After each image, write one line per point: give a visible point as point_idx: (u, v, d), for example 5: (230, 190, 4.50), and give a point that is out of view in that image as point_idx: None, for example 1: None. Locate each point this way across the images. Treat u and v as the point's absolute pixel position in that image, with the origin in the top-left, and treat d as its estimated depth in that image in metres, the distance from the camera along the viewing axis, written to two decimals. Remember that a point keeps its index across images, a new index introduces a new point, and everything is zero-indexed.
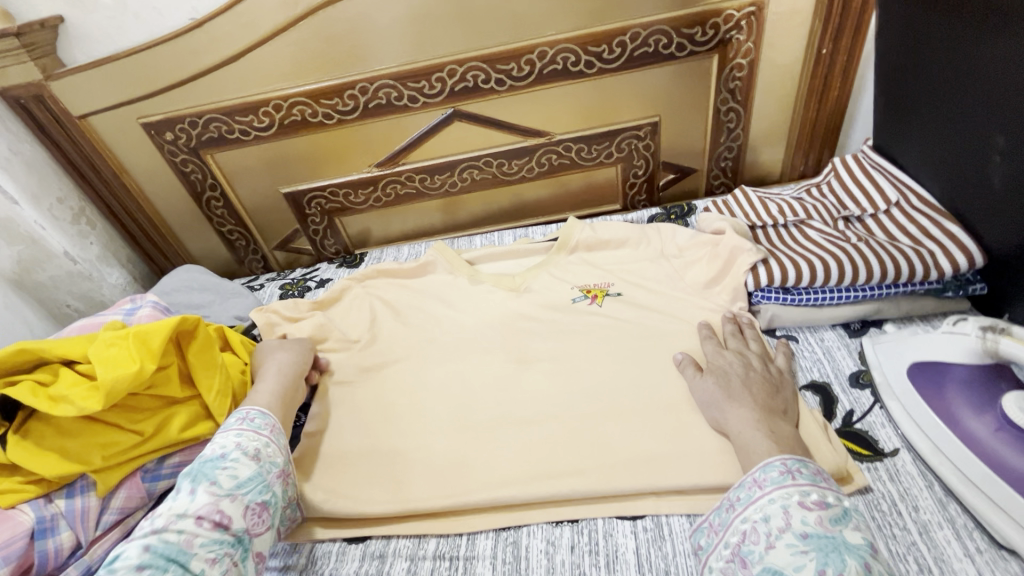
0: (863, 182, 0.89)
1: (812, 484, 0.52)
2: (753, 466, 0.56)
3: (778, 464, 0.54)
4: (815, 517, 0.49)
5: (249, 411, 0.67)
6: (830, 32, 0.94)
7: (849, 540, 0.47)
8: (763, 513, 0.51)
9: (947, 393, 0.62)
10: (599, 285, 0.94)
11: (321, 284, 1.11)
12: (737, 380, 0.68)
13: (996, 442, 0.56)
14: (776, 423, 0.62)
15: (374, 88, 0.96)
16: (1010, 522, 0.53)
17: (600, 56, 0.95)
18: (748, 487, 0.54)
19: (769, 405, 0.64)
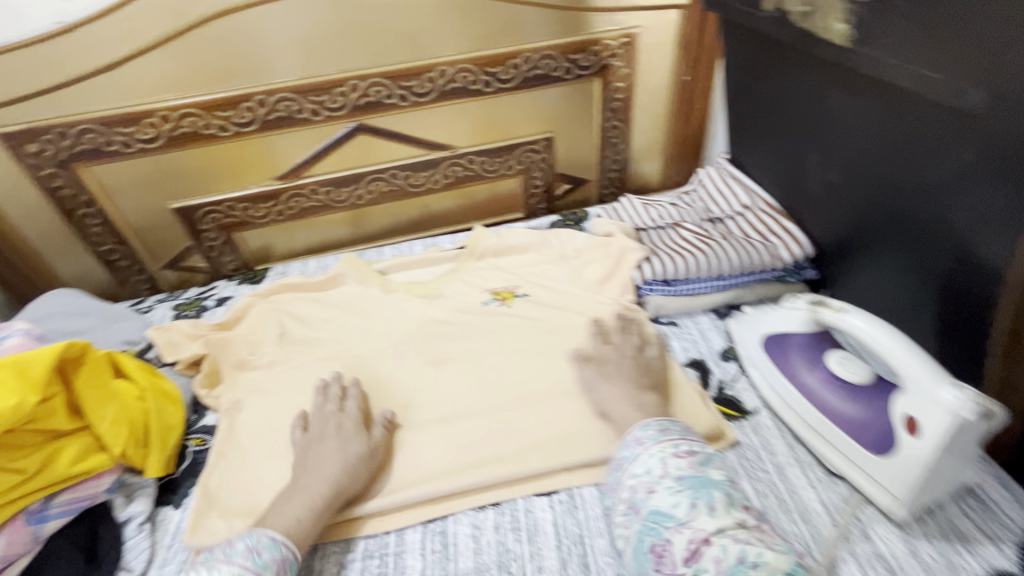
0: (722, 188, 1.05)
1: (681, 437, 0.62)
2: (630, 429, 0.65)
3: (654, 425, 0.64)
4: (686, 463, 0.58)
5: (263, 537, 0.59)
6: (689, 62, 1.10)
7: (712, 477, 0.57)
8: (645, 467, 0.59)
9: (790, 357, 0.75)
10: (507, 288, 1.01)
11: (221, 303, 1.05)
12: (613, 364, 0.76)
13: (825, 393, 0.70)
14: (644, 395, 0.70)
15: (273, 101, 0.95)
16: (839, 455, 0.67)
17: (497, 76, 1.02)
18: (630, 446, 0.62)
19: (640, 380, 0.73)
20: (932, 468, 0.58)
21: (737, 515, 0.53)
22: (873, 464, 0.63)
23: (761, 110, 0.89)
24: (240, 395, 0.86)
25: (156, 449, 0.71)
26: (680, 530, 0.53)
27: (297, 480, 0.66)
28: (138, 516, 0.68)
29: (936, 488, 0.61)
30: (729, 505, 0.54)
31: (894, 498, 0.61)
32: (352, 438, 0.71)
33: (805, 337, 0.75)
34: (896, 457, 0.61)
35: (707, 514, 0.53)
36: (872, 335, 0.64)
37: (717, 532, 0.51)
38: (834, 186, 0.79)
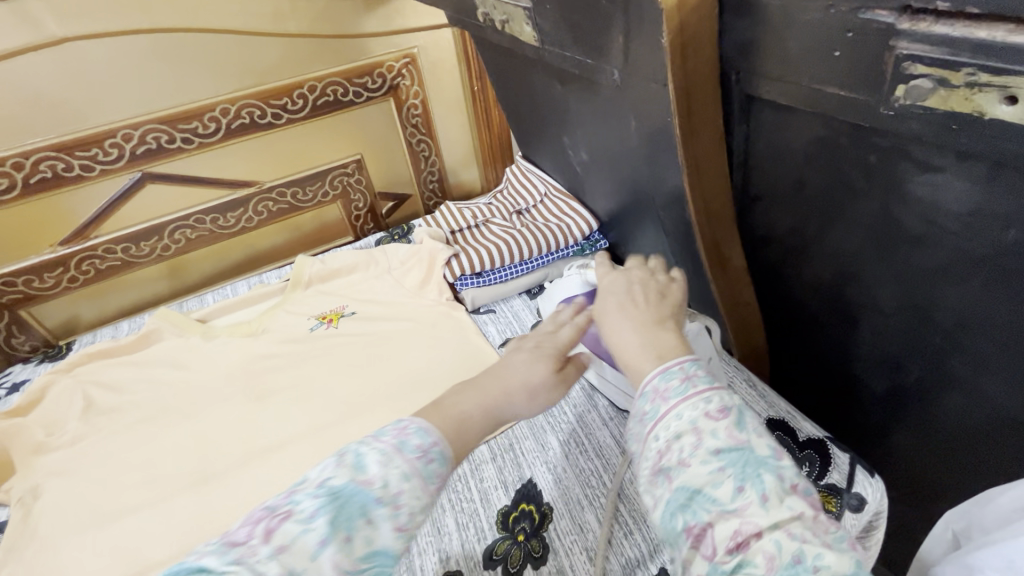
0: (523, 184, 1.16)
1: (712, 387, 0.43)
2: (648, 374, 0.45)
3: (677, 371, 0.44)
4: (723, 426, 0.40)
5: (411, 422, 0.44)
6: (474, 73, 1.19)
7: (760, 453, 0.39)
8: (671, 429, 0.41)
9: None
10: (334, 309, 1.03)
11: (14, 389, 0.96)
12: (610, 297, 0.54)
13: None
14: (661, 334, 0.49)
15: (32, 162, 0.89)
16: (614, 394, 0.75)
17: (285, 108, 1.04)
18: (651, 399, 0.43)
19: (661, 313, 0.51)
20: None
21: (795, 505, 0.36)
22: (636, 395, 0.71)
23: (522, 109, 0.99)
24: (37, 481, 0.78)
25: None
26: (722, 515, 0.36)
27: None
28: None
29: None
30: (788, 494, 0.37)
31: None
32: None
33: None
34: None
35: (760, 506, 0.36)
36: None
37: (771, 526, 0.35)
38: (589, 165, 0.90)
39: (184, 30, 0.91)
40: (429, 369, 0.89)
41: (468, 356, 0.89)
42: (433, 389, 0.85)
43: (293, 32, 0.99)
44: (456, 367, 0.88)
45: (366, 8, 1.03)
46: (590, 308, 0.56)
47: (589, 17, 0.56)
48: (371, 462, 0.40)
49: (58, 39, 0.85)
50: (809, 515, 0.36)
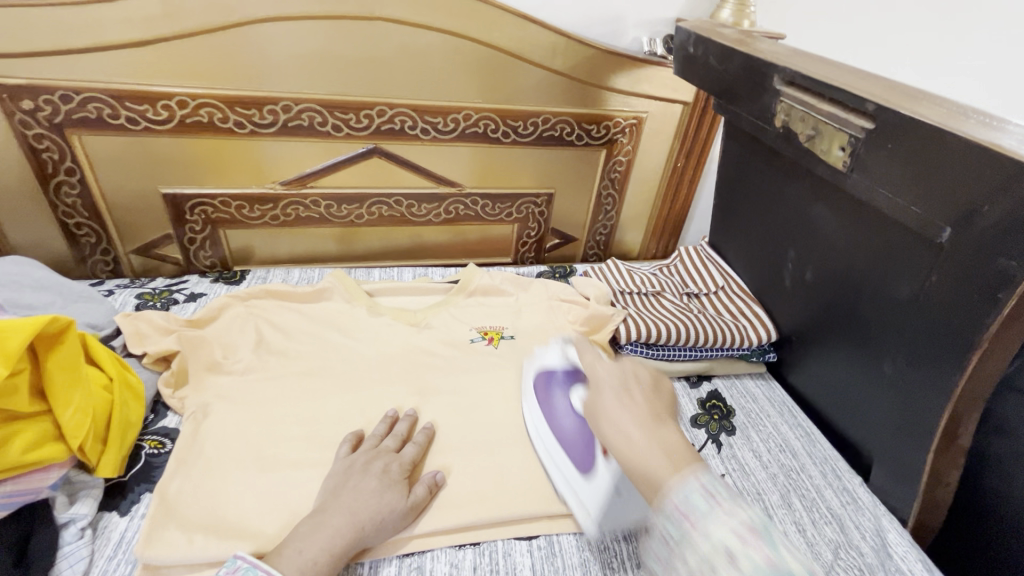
0: (699, 268, 1.15)
1: (734, 502, 0.46)
2: (667, 492, 0.48)
3: (698, 488, 0.47)
4: (757, 549, 0.42)
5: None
6: (684, 151, 1.21)
7: (788, 566, 0.42)
8: (702, 556, 0.44)
9: (552, 387, 0.78)
10: (495, 328, 1.02)
11: (192, 299, 1.00)
12: (612, 386, 0.59)
13: (565, 422, 0.75)
14: (661, 431, 0.53)
15: (298, 109, 0.96)
16: (562, 481, 0.74)
17: (516, 130, 1.09)
18: (676, 520, 0.46)
19: (657, 410, 0.56)
20: (618, 489, 0.67)
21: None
22: (582, 487, 0.70)
23: (749, 205, 1.00)
24: (208, 399, 0.80)
25: (115, 447, 0.66)
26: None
27: (323, 517, 0.62)
28: (80, 519, 0.61)
29: (623, 517, 0.69)
30: None
31: (590, 518, 0.69)
32: (395, 488, 0.67)
33: (567, 372, 0.78)
34: (593, 475, 0.69)
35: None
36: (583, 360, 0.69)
37: None
38: (807, 284, 0.90)
39: (470, 38, 0.97)
40: None
41: None
42: None
43: (555, 67, 1.04)
44: None
45: (623, 66, 1.07)
46: (590, 396, 0.60)
47: (945, 176, 0.56)
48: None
49: (371, 16, 0.91)
50: None
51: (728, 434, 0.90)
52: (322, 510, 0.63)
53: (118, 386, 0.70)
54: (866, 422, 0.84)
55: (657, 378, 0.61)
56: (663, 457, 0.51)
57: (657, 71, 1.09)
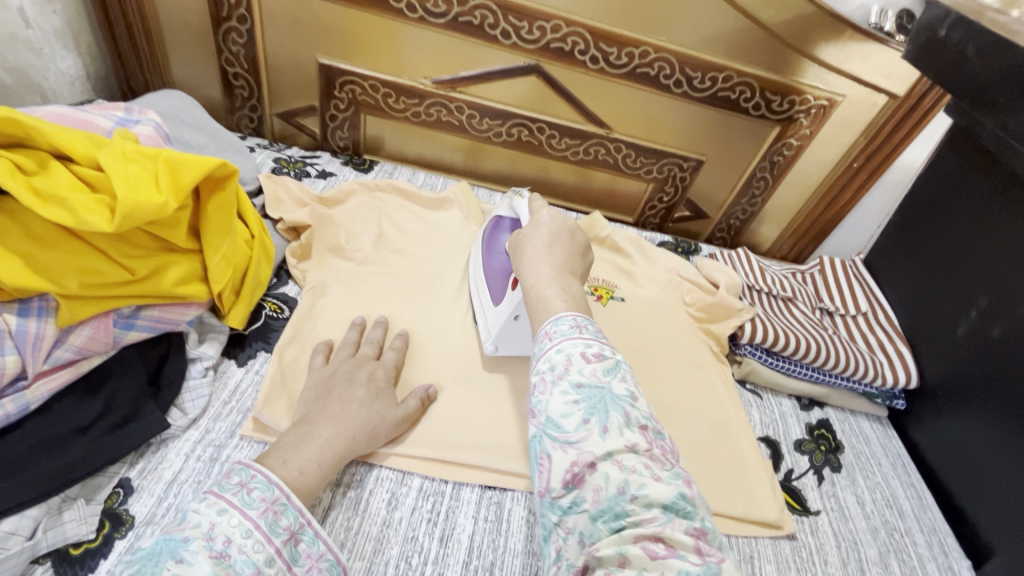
0: (844, 285, 1.03)
1: (596, 338, 0.47)
2: (544, 319, 0.49)
3: (569, 318, 0.48)
4: (590, 368, 0.44)
5: (255, 474, 0.49)
6: (867, 151, 1.05)
7: (615, 392, 0.43)
8: (547, 363, 0.45)
9: (497, 234, 0.80)
10: (606, 285, 0.95)
11: (322, 176, 1.00)
12: (545, 231, 0.60)
13: (497, 258, 0.78)
14: (567, 279, 0.54)
15: (474, 5, 0.89)
16: (478, 305, 0.81)
17: (691, 81, 0.97)
18: (540, 339, 0.48)
19: (570, 263, 0.57)
20: (514, 316, 0.70)
21: (631, 437, 0.41)
22: (488, 310, 0.76)
23: (950, 232, 0.88)
24: (327, 280, 0.80)
25: (244, 302, 0.68)
26: (562, 446, 0.41)
27: (308, 427, 0.57)
28: (205, 359, 0.64)
29: (519, 342, 0.74)
30: (626, 427, 0.41)
31: (489, 335, 0.75)
32: (384, 398, 0.64)
33: (510, 222, 0.79)
34: (500, 305, 0.74)
35: (597, 435, 0.40)
36: (526, 215, 0.69)
37: (603, 454, 0.39)
38: (988, 340, 0.78)
39: None
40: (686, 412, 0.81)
41: (724, 424, 0.81)
42: (686, 447, 0.77)
43: (761, 18, 0.90)
44: (707, 425, 0.80)
45: (839, 35, 0.91)
46: (524, 232, 0.61)
47: None
48: (204, 556, 0.42)
49: None
50: (641, 448, 0.40)
51: (833, 470, 0.82)
52: (305, 420, 0.57)
53: (257, 245, 0.71)
54: (1003, 514, 0.73)
55: (588, 243, 0.61)
56: (558, 292, 0.51)
57: (877, 51, 0.93)
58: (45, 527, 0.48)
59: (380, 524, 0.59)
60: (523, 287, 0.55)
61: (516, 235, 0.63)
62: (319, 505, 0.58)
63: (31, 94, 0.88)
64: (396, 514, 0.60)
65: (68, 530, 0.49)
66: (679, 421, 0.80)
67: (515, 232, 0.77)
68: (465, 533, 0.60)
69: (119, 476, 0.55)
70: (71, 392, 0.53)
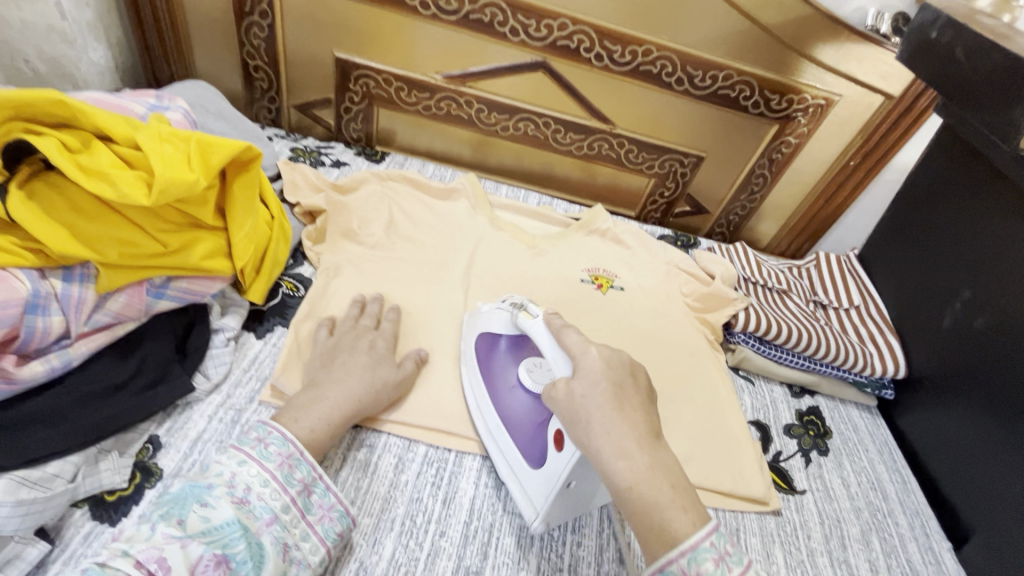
0: (837, 279, 1.06)
1: (733, 562, 0.44)
2: (668, 546, 0.44)
3: (708, 546, 0.44)
4: None
5: (272, 431, 0.54)
6: (863, 150, 1.08)
7: None
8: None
9: (493, 359, 0.72)
10: (607, 275, 1.00)
11: (336, 165, 1.04)
12: (607, 386, 0.51)
13: (508, 399, 0.68)
14: (658, 451, 0.49)
15: (484, 3, 0.93)
16: (504, 466, 0.66)
17: (692, 79, 1.01)
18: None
19: (655, 424, 0.51)
20: (566, 484, 0.56)
21: None
22: (527, 478, 0.62)
23: (939, 229, 0.91)
24: (340, 262, 0.84)
25: (264, 279, 0.72)
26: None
27: (318, 391, 0.61)
28: (227, 330, 0.69)
29: (571, 506, 0.60)
30: None
31: (533, 507, 0.61)
32: (385, 363, 0.68)
33: (510, 340, 0.71)
34: (543, 469, 0.60)
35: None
36: (546, 345, 0.61)
37: None
38: (972, 332, 0.81)
39: None
40: (680, 396, 0.85)
41: (716, 408, 0.85)
42: (678, 427, 0.81)
43: (760, 18, 0.93)
44: (700, 408, 0.84)
45: (836, 36, 0.95)
46: (577, 388, 0.52)
47: None
48: (226, 502, 0.48)
49: None
50: None
51: (820, 453, 0.85)
52: (315, 385, 0.62)
53: (276, 226, 0.76)
54: (980, 495, 0.77)
55: (644, 379, 0.56)
56: (668, 488, 0.47)
57: (873, 51, 0.96)
58: (84, 473, 0.53)
59: (387, 485, 0.63)
60: (615, 494, 0.48)
61: (562, 388, 0.54)
62: (330, 465, 0.63)
63: (64, 83, 0.93)
64: (402, 477, 0.64)
65: (104, 478, 0.54)
66: (671, 402, 0.84)
67: (527, 349, 0.70)
68: (466, 497, 0.64)
69: (149, 432, 0.59)
70: (107, 353, 0.58)
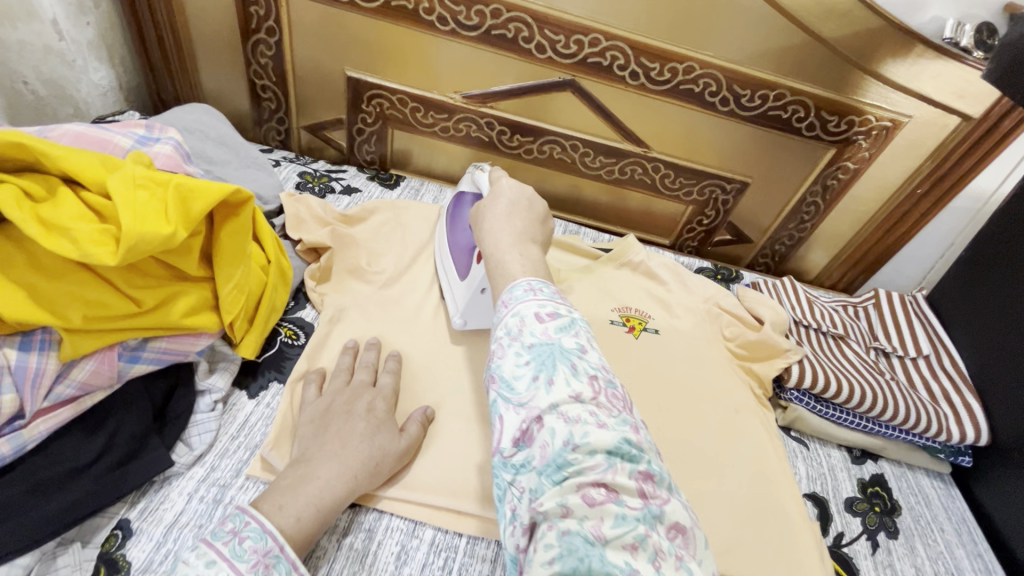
0: (902, 323, 0.94)
1: (551, 299, 0.45)
2: (503, 289, 0.48)
3: (523, 284, 0.46)
4: (542, 327, 0.42)
5: (251, 520, 0.45)
6: (934, 176, 0.95)
7: (564, 346, 0.41)
8: (504, 328, 0.44)
9: (459, 209, 0.83)
10: (639, 315, 0.89)
11: (347, 191, 0.97)
12: (504, 201, 0.58)
13: (460, 234, 0.80)
14: (527, 247, 0.53)
15: (508, 18, 0.85)
16: (446, 285, 0.81)
17: (739, 99, 0.90)
18: (498, 309, 0.46)
19: (531, 231, 0.56)
20: (480, 288, 0.71)
21: (577, 387, 0.39)
22: (455, 286, 0.77)
23: None
24: (346, 306, 0.76)
25: (257, 330, 0.65)
26: (514, 407, 0.40)
27: (307, 470, 0.52)
28: (214, 392, 0.61)
29: (486, 313, 0.75)
30: (588, 394, 0.39)
31: (457, 310, 0.76)
32: (385, 429, 0.59)
33: (472, 196, 0.82)
34: (466, 278, 0.75)
35: (544, 388, 0.39)
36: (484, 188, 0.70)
37: (551, 409, 0.38)
38: None
39: None
40: (724, 463, 0.75)
41: (766, 477, 0.74)
42: (721, 503, 0.70)
43: (820, 32, 0.82)
44: (747, 478, 0.74)
45: (909, 51, 0.83)
46: (483, 202, 0.60)
47: None
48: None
49: None
50: (591, 399, 0.39)
51: (889, 535, 0.74)
52: (303, 460, 0.53)
53: (275, 269, 0.68)
54: None
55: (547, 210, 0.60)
56: (516, 258, 0.51)
57: (952, 68, 0.84)
58: (36, 573, 0.46)
59: None
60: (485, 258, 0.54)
61: (474, 207, 0.62)
62: (322, 557, 0.54)
63: (64, 106, 0.88)
64: (405, 571, 0.56)
65: None
66: (714, 473, 0.73)
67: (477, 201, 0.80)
68: None
69: (119, 516, 0.52)
70: (71, 429, 0.51)
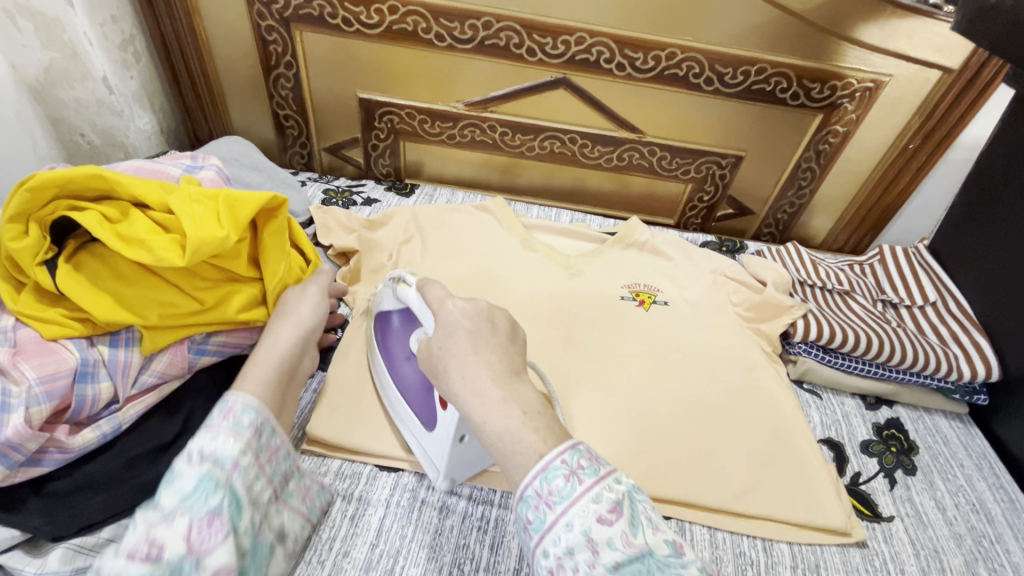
0: (908, 274, 0.96)
1: (598, 480, 0.43)
2: (525, 475, 0.44)
3: (561, 468, 0.43)
4: (618, 533, 0.40)
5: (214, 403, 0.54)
6: (924, 130, 0.98)
7: (655, 553, 0.40)
8: (562, 545, 0.41)
9: (389, 337, 0.70)
10: (648, 289, 0.94)
11: (367, 203, 1.05)
12: (463, 333, 0.51)
13: (404, 370, 0.67)
14: (517, 385, 0.49)
15: (499, 27, 0.93)
16: (409, 434, 0.66)
17: (722, 78, 0.96)
18: (535, 506, 0.43)
19: (512, 362, 0.50)
20: (458, 438, 0.58)
21: None
22: (425, 440, 0.63)
23: None
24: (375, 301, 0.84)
25: None
26: None
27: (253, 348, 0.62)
28: None
29: (471, 460, 0.62)
30: None
31: (437, 469, 0.63)
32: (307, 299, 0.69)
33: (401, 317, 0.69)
34: (435, 430, 0.61)
35: None
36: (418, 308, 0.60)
37: None
38: None
39: None
40: (738, 416, 0.79)
41: (780, 426, 0.78)
42: (738, 454, 0.74)
43: (791, 6, 0.87)
44: (763, 429, 0.78)
45: (880, 14, 0.87)
46: (435, 340, 0.52)
47: None
48: (188, 467, 0.48)
49: None
50: None
51: (906, 473, 0.77)
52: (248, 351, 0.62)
53: (312, 268, 0.75)
54: None
55: (509, 318, 0.54)
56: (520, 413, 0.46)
57: (924, 25, 0.88)
58: None
59: (432, 531, 0.61)
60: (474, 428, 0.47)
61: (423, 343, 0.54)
62: (372, 513, 0.62)
63: (116, 152, 0.99)
64: (447, 522, 0.62)
65: None
66: (729, 426, 0.77)
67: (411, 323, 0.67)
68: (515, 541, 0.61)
69: None
70: (155, 414, 0.59)
